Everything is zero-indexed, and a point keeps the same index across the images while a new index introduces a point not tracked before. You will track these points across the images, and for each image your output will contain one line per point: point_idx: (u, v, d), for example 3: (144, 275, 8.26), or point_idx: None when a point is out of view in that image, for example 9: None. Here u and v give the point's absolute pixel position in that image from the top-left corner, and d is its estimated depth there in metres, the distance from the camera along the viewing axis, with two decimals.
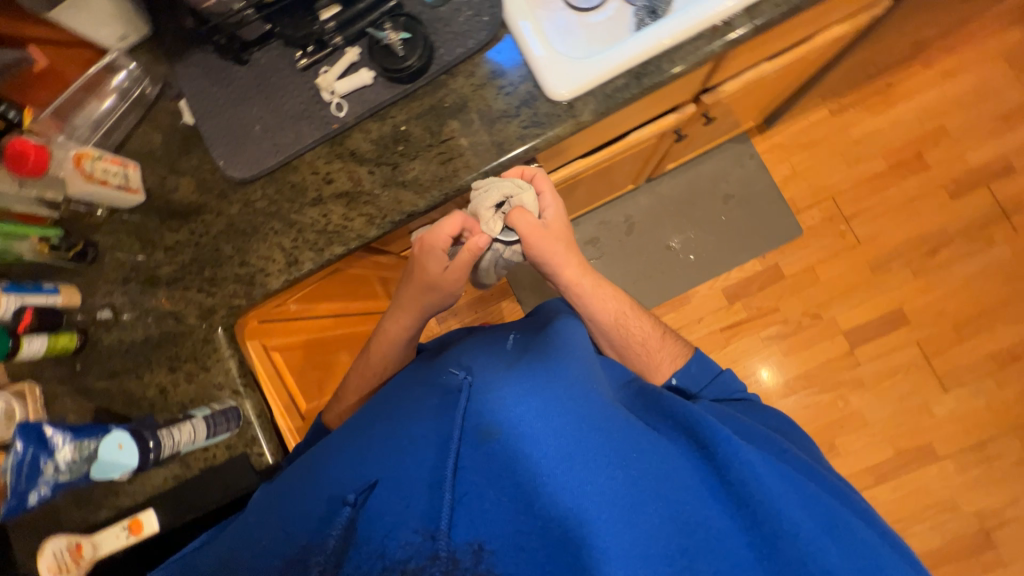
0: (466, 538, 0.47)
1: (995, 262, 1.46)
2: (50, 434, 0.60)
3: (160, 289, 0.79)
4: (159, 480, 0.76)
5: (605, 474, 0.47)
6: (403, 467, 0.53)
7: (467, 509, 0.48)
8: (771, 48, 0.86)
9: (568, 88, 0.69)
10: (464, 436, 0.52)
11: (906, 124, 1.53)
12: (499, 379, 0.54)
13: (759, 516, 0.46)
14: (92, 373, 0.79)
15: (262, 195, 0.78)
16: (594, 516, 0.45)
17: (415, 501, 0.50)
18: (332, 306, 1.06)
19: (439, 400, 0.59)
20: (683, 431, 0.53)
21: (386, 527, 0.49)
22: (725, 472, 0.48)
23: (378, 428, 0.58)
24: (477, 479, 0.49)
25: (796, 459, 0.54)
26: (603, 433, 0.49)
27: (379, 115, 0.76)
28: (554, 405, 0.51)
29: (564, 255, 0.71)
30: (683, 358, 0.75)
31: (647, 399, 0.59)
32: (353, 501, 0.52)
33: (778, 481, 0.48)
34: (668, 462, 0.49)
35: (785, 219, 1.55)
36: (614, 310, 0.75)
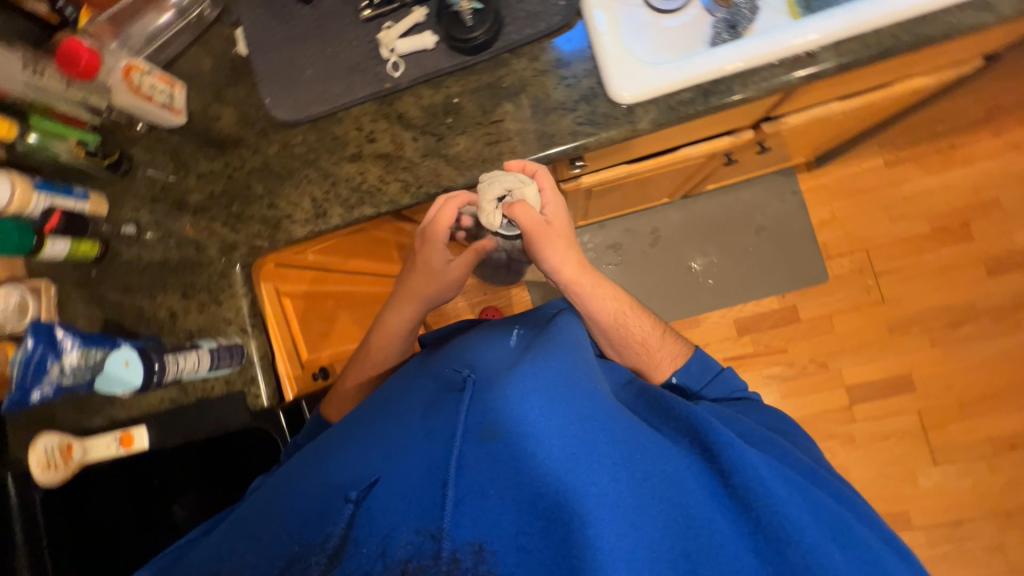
0: (466, 538, 0.44)
1: (1017, 348, 1.43)
2: (62, 336, 0.62)
3: (185, 214, 0.79)
4: (156, 401, 0.79)
5: (609, 474, 0.45)
6: (404, 463, 0.50)
7: (469, 507, 0.46)
8: (846, 88, 0.82)
9: (633, 93, 0.67)
10: (464, 433, 0.49)
11: (960, 191, 1.48)
12: (503, 377, 0.52)
13: (763, 521, 0.45)
14: (107, 283, 0.79)
15: (302, 141, 0.77)
16: (602, 518, 0.42)
17: (416, 499, 0.47)
18: (346, 262, 1.06)
19: (440, 394, 0.56)
20: (688, 434, 0.53)
21: (386, 526, 0.47)
22: (729, 476, 0.47)
23: (377, 420, 0.56)
24: (478, 479, 0.47)
25: (794, 460, 0.53)
26: (608, 432, 0.48)
27: (434, 82, 0.74)
28: (558, 405, 0.49)
29: (563, 253, 0.68)
30: (682, 357, 0.74)
31: (651, 404, 0.59)
32: (356, 499, 0.49)
33: (784, 487, 0.47)
34: (673, 462, 0.48)
35: (813, 263, 1.52)
36: (613, 309, 0.72)
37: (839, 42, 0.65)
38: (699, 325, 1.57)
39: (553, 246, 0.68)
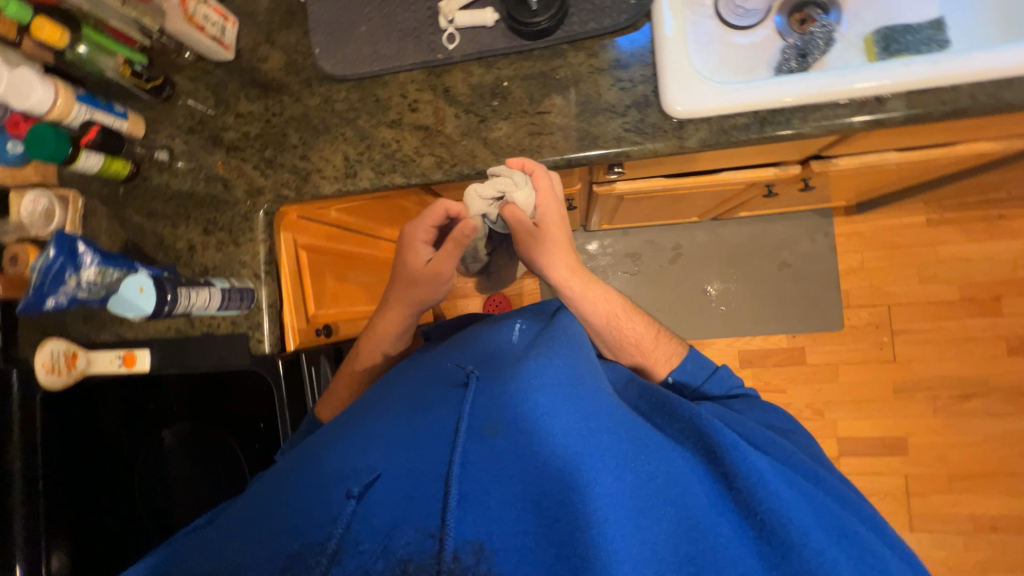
0: (467, 536, 0.43)
1: (1021, 433, 1.39)
2: (83, 252, 0.65)
3: (218, 151, 0.79)
4: (163, 326, 0.80)
5: (614, 475, 0.44)
6: (408, 458, 0.49)
7: (473, 505, 0.44)
8: (907, 140, 0.79)
9: (686, 108, 0.64)
10: (467, 430, 0.49)
11: (998, 264, 1.42)
12: (508, 377, 0.52)
13: (767, 525, 0.44)
14: (133, 205, 0.81)
15: (345, 98, 0.76)
16: (606, 519, 0.41)
17: (420, 497, 0.46)
18: (362, 223, 1.05)
19: (443, 390, 0.56)
20: (692, 437, 0.52)
21: (388, 523, 0.45)
22: (734, 479, 0.47)
23: (377, 412, 0.55)
24: (481, 476, 0.46)
25: (801, 466, 0.52)
26: (613, 432, 0.47)
27: (486, 61, 0.72)
28: (564, 406, 0.48)
29: (550, 256, 0.68)
30: (676, 358, 0.73)
31: (657, 406, 0.58)
32: (357, 495, 0.46)
33: (788, 491, 0.46)
34: (676, 462, 0.48)
35: (831, 309, 1.49)
36: (604, 312, 0.72)
37: (913, 92, 0.62)
38: (703, 349, 1.56)
39: (545, 249, 0.68)
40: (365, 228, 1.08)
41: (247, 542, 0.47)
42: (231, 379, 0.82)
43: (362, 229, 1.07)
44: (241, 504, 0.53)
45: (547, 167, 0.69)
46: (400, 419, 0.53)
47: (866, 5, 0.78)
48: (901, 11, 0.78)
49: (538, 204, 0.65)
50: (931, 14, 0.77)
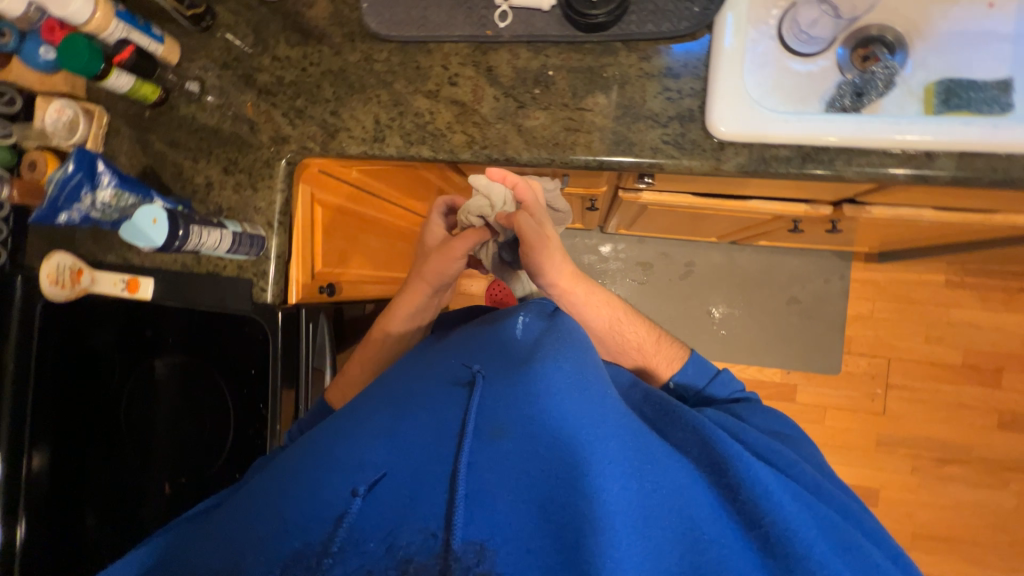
0: (467, 537, 0.40)
1: (995, 507, 1.39)
2: (101, 171, 0.65)
3: (250, 91, 0.78)
4: (170, 260, 0.80)
5: (620, 482, 0.43)
6: (413, 456, 0.47)
7: (479, 508, 0.42)
8: (945, 200, 0.77)
9: (730, 130, 0.63)
10: (472, 430, 0.47)
11: (1008, 336, 1.41)
12: (515, 381, 0.51)
13: (771, 538, 0.43)
14: (156, 132, 0.79)
15: (386, 59, 0.74)
16: (613, 526, 0.40)
17: (423, 498, 0.44)
18: (383, 191, 1.06)
19: (447, 388, 0.55)
20: (697, 447, 0.52)
21: (391, 525, 0.43)
22: (738, 490, 0.46)
23: (379, 408, 0.54)
24: (487, 476, 0.44)
25: (807, 479, 0.52)
26: (619, 437, 0.47)
27: (534, 46, 0.70)
28: (573, 408, 0.48)
29: (557, 266, 0.69)
30: (678, 360, 0.73)
31: (661, 415, 0.58)
32: (364, 493, 0.45)
33: (793, 504, 0.46)
34: (680, 471, 0.47)
35: (829, 352, 1.48)
36: (607, 318, 0.73)
37: (965, 154, 0.60)
38: None
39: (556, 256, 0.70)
40: (384, 196, 1.08)
41: (248, 541, 0.45)
42: (230, 322, 0.82)
43: (382, 196, 1.07)
44: (233, 506, 0.51)
45: (578, 165, 0.68)
46: (404, 417, 0.51)
47: (935, 53, 0.75)
48: (970, 65, 0.75)
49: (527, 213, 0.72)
50: (1000, 73, 0.74)
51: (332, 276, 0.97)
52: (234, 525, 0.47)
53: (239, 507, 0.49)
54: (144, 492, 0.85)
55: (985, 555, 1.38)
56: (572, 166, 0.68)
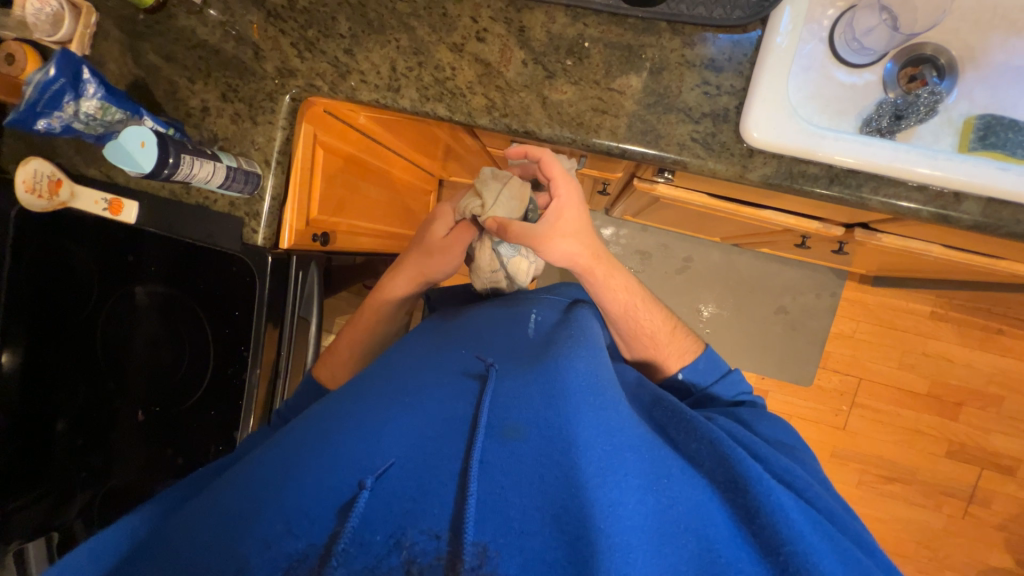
0: (473, 538, 0.38)
1: (924, 525, 1.48)
2: (87, 79, 0.60)
3: (257, 11, 0.71)
4: (157, 186, 0.75)
5: (636, 496, 0.43)
6: (423, 448, 0.46)
7: (491, 511, 0.41)
8: (956, 240, 0.76)
9: (763, 137, 0.60)
10: (486, 426, 0.47)
11: (975, 373, 1.45)
12: (530, 382, 0.52)
13: (792, 567, 0.41)
14: (151, 42, 0.73)
15: (411, 1, 0.67)
16: (630, 542, 0.39)
17: (430, 498, 0.42)
18: (389, 138, 1.00)
19: (459, 379, 0.55)
20: (711, 460, 0.51)
21: (397, 523, 0.40)
22: (757, 514, 0.45)
23: (388, 395, 0.53)
24: (500, 477, 0.43)
25: (823, 503, 0.50)
26: (635, 451, 0.46)
27: (573, 12, 0.65)
28: (588, 414, 0.48)
29: (575, 248, 0.67)
30: (689, 355, 0.74)
31: (674, 421, 0.57)
32: (371, 486, 0.42)
33: (813, 534, 0.44)
34: (695, 487, 0.46)
35: (806, 365, 1.51)
36: (624, 301, 0.72)
37: (992, 201, 0.59)
38: None
39: (551, 243, 0.66)
40: (389, 144, 1.02)
41: (235, 530, 0.41)
42: (216, 261, 0.79)
43: (387, 144, 1.02)
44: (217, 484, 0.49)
45: (598, 149, 0.65)
46: (414, 407, 0.51)
47: (982, 84, 0.72)
48: (1016, 104, 0.72)
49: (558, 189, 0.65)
50: None
51: (329, 225, 0.93)
52: (216, 515, 0.43)
53: (226, 490, 0.46)
54: (117, 414, 0.85)
55: (905, 565, 1.49)
56: (593, 150, 0.65)
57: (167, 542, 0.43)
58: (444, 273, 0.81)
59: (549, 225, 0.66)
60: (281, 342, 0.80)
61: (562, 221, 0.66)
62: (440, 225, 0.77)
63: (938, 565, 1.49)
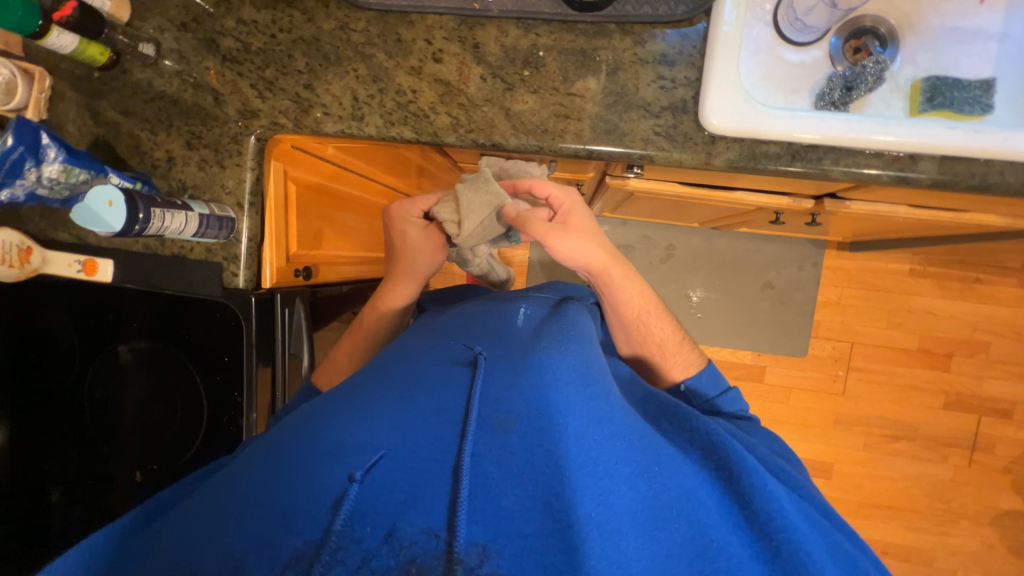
0: (473, 537, 0.40)
1: (934, 478, 1.51)
2: (45, 144, 0.59)
3: (213, 57, 0.71)
4: (132, 242, 0.74)
5: (627, 484, 0.43)
6: (414, 440, 0.45)
7: (483, 503, 0.41)
8: (920, 199, 0.79)
9: (723, 123, 0.61)
10: (477, 418, 0.46)
11: (960, 323, 1.49)
12: (519, 372, 0.51)
13: (782, 552, 0.43)
14: (109, 99, 0.72)
15: (364, 29, 0.68)
16: (620, 528, 0.41)
17: (424, 493, 0.42)
18: (362, 165, 1.01)
19: (449, 369, 0.54)
20: (702, 449, 0.51)
21: (389, 515, 0.41)
22: (749, 499, 0.45)
23: (378, 388, 0.52)
24: (491, 469, 0.43)
25: (809, 496, 0.52)
26: (626, 439, 0.46)
27: (523, 23, 0.66)
28: (578, 404, 0.48)
29: (589, 247, 0.68)
30: (694, 366, 0.73)
31: (665, 413, 0.56)
32: (361, 479, 0.42)
33: (803, 525, 0.45)
34: (687, 475, 0.46)
35: (799, 336, 1.54)
36: (638, 305, 0.73)
37: (947, 157, 0.61)
38: None
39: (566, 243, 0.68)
40: (363, 171, 1.03)
41: (232, 531, 0.42)
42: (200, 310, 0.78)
43: (361, 171, 1.03)
44: (213, 484, 0.48)
45: (566, 154, 0.66)
46: (403, 398, 0.50)
47: (924, 49, 0.75)
48: (957, 64, 0.75)
49: (556, 199, 0.70)
50: (983, 73, 0.74)
51: (310, 259, 0.93)
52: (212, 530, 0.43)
53: (219, 489, 0.46)
54: (114, 478, 0.82)
55: (921, 520, 1.51)
56: (561, 154, 0.66)
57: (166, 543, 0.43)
58: (437, 266, 0.82)
59: (562, 225, 0.68)
60: (274, 383, 0.81)
61: (571, 220, 0.70)
62: (409, 225, 0.78)
63: (952, 515, 1.51)
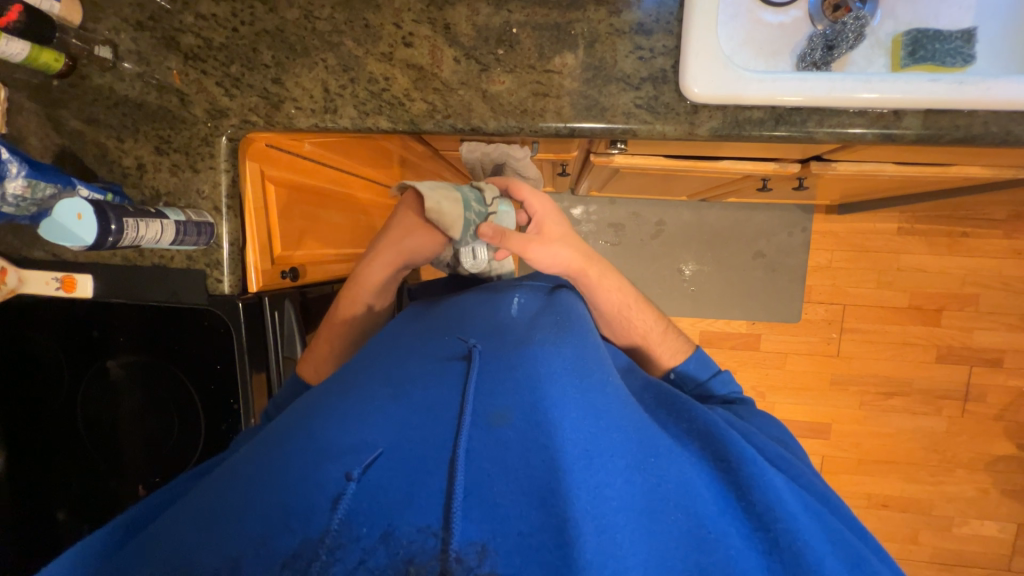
0: (471, 537, 0.38)
1: (928, 430, 1.54)
2: (5, 158, 0.57)
3: (174, 56, 0.68)
4: (109, 253, 0.72)
5: (622, 477, 0.42)
6: (412, 435, 0.45)
7: (479, 500, 0.40)
8: (905, 156, 0.78)
9: (705, 92, 0.60)
10: (472, 413, 0.46)
11: (950, 277, 1.50)
12: (513, 366, 0.51)
13: (780, 542, 0.43)
14: (70, 107, 0.69)
15: (329, 17, 0.66)
16: (615, 523, 0.40)
17: (419, 490, 0.41)
18: (340, 159, 0.99)
19: (444, 364, 0.53)
20: (700, 439, 0.51)
21: (386, 514, 0.39)
22: (747, 491, 0.46)
23: (373, 385, 0.51)
24: (486, 465, 0.42)
25: (811, 485, 0.51)
26: (622, 431, 0.45)
27: (495, 1, 0.64)
28: (573, 395, 0.48)
29: (568, 254, 0.67)
30: (683, 353, 0.73)
31: (663, 404, 0.56)
32: (358, 476, 0.41)
33: (803, 514, 0.45)
34: (684, 467, 0.46)
35: (792, 302, 1.55)
36: (618, 301, 0.72)
37: (932, 111, 0.59)
38: None
39: (540, 250, 0.66)
40: (342, 165, 1.01)
41: (221, 531, 0.40)
42: (184, 320, 0.77)
43: (341, 165, 1.01)
44: (200, 488, 0.46)
45: (548, 133, 0.64)
46: (400, 394, 0.49)
47: (903, 3, 0.74)
48: (936, 16, 0.74)
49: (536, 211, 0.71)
50: (963, 23, 0.73)
51: (296, 259, 0.92)
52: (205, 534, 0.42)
53: (210, 490, 0.45)
54: (118, 494, 0.82)
55: (918, 471, 1.56)
56: (543, 135, 0.64)
57: (152, 545, 0.42)
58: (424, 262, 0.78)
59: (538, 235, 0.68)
60: (271, 387, 0.80)
61: (546, 228, 0.70)
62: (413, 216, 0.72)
63: (948, 465, 1.55)
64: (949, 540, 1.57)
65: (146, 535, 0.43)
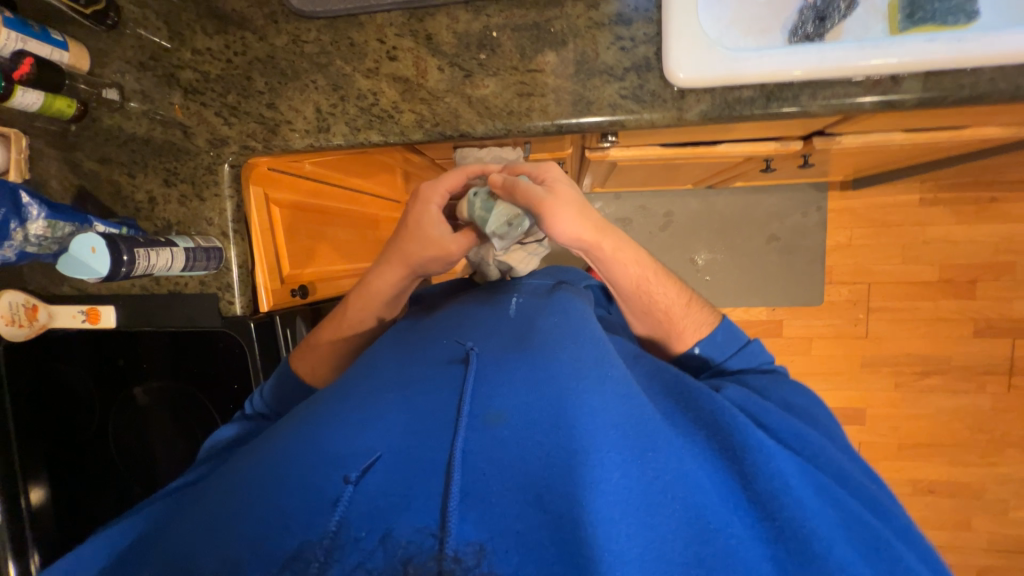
0: (467, 537, 0.38)
1: (972, 408, 1.46)
2: (27, 203, 0.62)
3: (176, 91, 0.71)
4: (128, 285, 0.76)
5: (619, 471, 0.41)
6: (411, 438, 0.45)
7: (475, 500, 0.40)
8: (912, 124, 0.75)
9: (689, 76, 0.59)
10: (468, 414, 0.46)
11: (981, 246, 1.42)
12: (509, 366, 0.51)
13: (785, 530, 0.42)
14: (84, 149, 0.73)
15: (315, 40, 0.68)
16: (613, 517, 0.39)
17: (417, 492, 0.41)
18: (342, 177, 1.01)
19: (443, 366, 0.54)
20: (705, 429, 0.49)
21: (385, 517, 0.40)
22: (751, 479, 0.45)
23: (372, 390, 0.52)
24: (482, 464, 0.42)
25: (829, 467, 0.49)
26: (620, 424, 0.44)
27: (473, 7, 0.65)
28: (570, 390, 0.47)
29: (578, 223, 0.62)
30: (707, 326, 0.70)
31: (671, 391, 0.53)
32: (356, 480, 0.42)
33: (809, 496, 0.44)
34: (685, 458, 0.45)
35: (813, 285, 1.50)
36: (636, 274, 0.68)
37: (931, 74, 0.57)
38: None
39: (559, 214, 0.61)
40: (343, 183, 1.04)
41: (228, 538, 0.41)
42: (201, 343, 0.80)
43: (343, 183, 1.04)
44: (207, 492, 0.48)
45: (536, 132, 0.64)
46: (400, 398, 0.50)
47: None
48: None
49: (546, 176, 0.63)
50: None
51: (305, 278, 0.94)
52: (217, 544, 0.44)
53: (217, 500, 0.46)
54: None
55: (966, 453, 1.47)
56: (530, 134, 0.65)
57: (169, 555, 0.43)
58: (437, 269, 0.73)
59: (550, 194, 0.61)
60: None
61: (558, 188, 0.62)
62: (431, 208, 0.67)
63: (997, 444, 1.46)
64: (1006, 525, 1.48)
65: (161, 550, 0.44)
